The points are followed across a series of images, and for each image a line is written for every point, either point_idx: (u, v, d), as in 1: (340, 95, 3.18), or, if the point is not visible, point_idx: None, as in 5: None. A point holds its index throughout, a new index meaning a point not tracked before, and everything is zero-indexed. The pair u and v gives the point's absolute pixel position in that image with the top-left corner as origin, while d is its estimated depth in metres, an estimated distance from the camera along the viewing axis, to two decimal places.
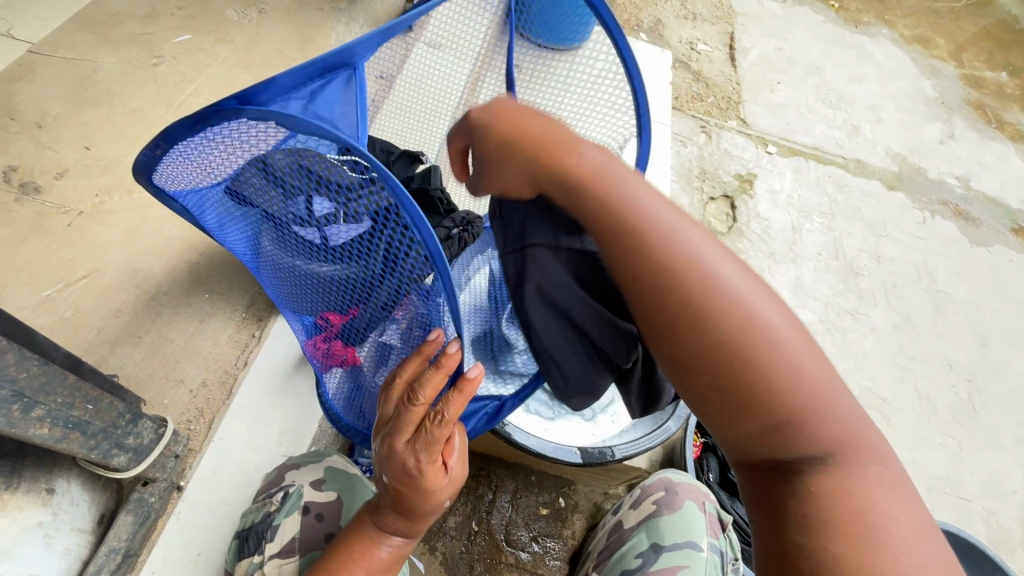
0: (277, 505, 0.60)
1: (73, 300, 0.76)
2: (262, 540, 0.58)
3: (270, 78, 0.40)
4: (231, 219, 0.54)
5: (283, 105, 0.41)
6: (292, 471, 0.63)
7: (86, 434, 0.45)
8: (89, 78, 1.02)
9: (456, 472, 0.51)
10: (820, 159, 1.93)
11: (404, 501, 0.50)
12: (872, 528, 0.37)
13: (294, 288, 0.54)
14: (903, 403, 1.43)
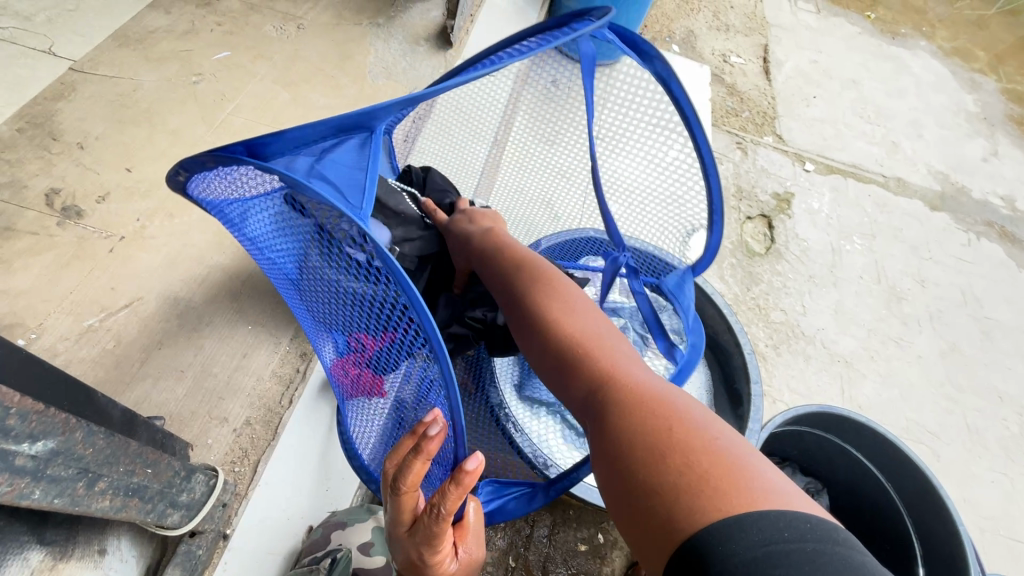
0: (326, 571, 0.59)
1: (115, 331, 0.75)
2: None
3: (280, 133, 0.39)
4: (254, 238, 0.54)
5: (298, 156, 0.42)
6: (340, 532, 0.65)
7: (143, 498, 0.43)
8: (130, 97, 1.01)
9: (464, 551, 0.48)
10: (859, 177, 1.87)
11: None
12: (702, 460, 0.37)
13: (316, 311, 0.54)
14: (952, 436, 1.37)
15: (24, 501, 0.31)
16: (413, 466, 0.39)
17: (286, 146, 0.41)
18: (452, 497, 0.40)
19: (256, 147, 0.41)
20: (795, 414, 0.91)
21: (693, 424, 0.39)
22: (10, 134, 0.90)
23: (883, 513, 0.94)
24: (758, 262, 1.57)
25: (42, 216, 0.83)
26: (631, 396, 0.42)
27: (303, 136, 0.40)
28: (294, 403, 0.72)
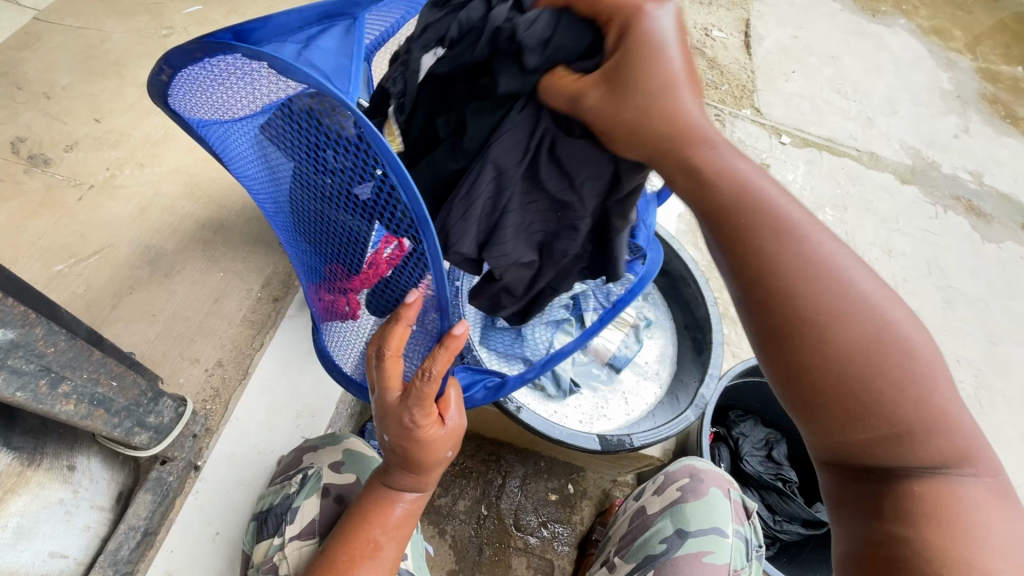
0: (296, 488, 0.58)
1: (85, 276, 0.75)
2: (282, 522, 0.57)
3: (266, 15, 0.37)
4: (245, 158, 0.51)
5: (283, 44, 0.38)
6: (310, 454, 0.62)
7: (110, 411, 0.45)
8: (97, 48, 0.99)
9: (452, 424, 0.47)
10: (834, 151, 1.91)
11: (405, 458, 0.47)
12: (966, 533, 0.38)
13: (309, 238, 0.52)
14: None
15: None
16: (397, 326, 0.39)
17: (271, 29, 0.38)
18: (434, 358, 0.39)
19: (241, 30, 0.37)
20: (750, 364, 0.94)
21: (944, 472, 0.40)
22: None
23: None
24: None
25: (9, 164, 0.83)
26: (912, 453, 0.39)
27: (288, 19, 0.37)
28: (266, 346, 0.74)
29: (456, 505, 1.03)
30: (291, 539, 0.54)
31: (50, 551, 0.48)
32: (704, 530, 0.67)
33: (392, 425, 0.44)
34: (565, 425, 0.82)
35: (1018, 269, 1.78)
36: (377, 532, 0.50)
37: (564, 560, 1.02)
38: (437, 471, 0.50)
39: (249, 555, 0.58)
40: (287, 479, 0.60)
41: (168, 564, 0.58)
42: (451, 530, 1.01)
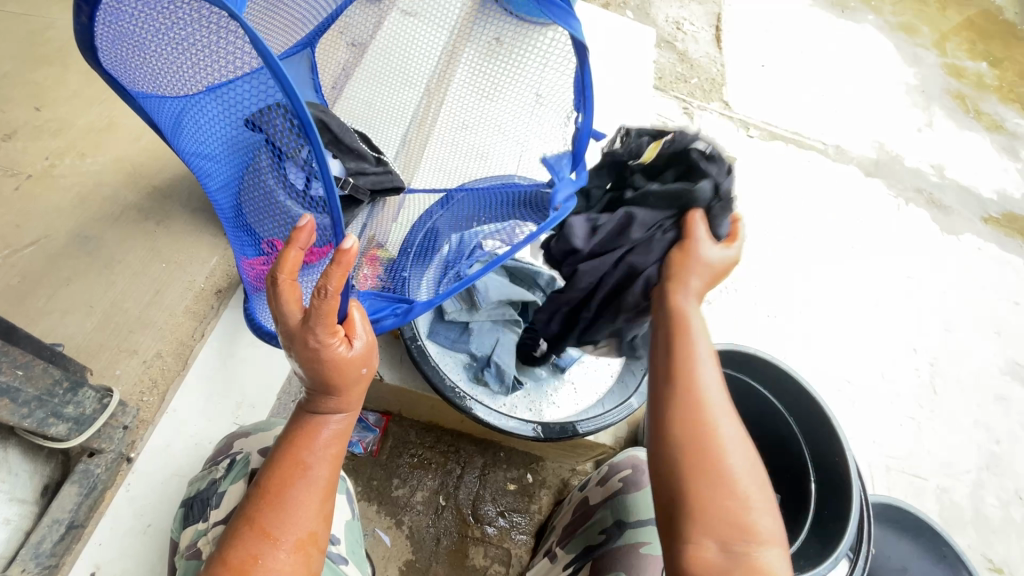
0: (222, 473, 0.54)
1: (19, 267, 0.74)
2: (206, 507, 0.52)
3: None
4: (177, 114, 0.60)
5: None
6: (242, 439, 0.57)
7: (16, 401, 0.44)
8: (40, 34, 0.97)
9: (362, 342, 0.50)
10: (799, 144, 1.94)
11: (321, 382, 0.49)
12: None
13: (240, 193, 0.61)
14: (867, 385, 1.46)
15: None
16: (291, 246, 0.43)
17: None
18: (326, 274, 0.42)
19: None
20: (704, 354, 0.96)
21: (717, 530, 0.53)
22: None
23: (784, 445, 1.01)
24: None
25: None
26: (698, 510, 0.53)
27: None
28: (209, 336, 0.74)
29: (414, 496, 1.03)
30: (213, 524, 0.50)
31: None
32: (643, 521, 0.67)
33: (299, 344, 0.46)
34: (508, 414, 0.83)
35: (975, 260, 1.83)
36: (308, 452, 0.50)
37: (521, 548, 1.03)
38: (359, 386, 0.51)
39: (176, 543, 0.53)
40: (215, 464, 0.55)
41: (97, 556, 0.57)
42: (408, 520, 1.01)
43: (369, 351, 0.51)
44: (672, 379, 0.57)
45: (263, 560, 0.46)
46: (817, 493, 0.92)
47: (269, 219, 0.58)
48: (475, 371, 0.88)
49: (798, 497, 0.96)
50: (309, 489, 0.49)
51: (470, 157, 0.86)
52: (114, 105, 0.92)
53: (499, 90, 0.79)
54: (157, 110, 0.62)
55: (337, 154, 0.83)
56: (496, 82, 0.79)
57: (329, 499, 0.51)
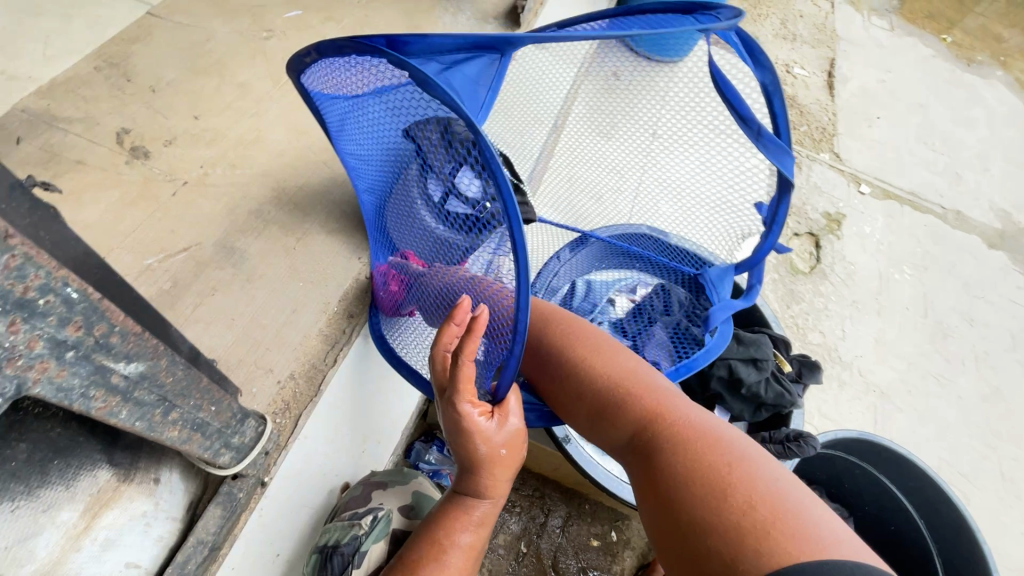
0: (364, 529, 0.63)
1: (172, 272, 0.76)
2: (347, 562, 0.61)
3: (424, 37, 0.52)
4: (353, 125, 0.69)
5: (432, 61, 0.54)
6: (381, 494, 0.68)
7: (205, 434, 0.44)
8: (202, 46, 1.02)
9: (506, 422, 0.56)
10: (916, 205, 1.80)
11: (462, 452, 0.55)
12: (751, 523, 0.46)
13: (395, 218, 0.72)
14: (984, 483, 1.32)
15: (111, 418, 0.34)
16: (450, 321, 0.52)
17: (425, 46, 0.53)
18: (468, 359, 0.51)
19: (398, 43, 0.53)
20: (833, 439, 0.88)
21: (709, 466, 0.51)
22: (88, 72, 0.94)
23: (905, 544, 0.93)
24: (801, 281, 1.53)
25: (113, 154, 0.85)
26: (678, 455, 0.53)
27: (442, 43, 0.52)
28: (338, 363, 0.76)
29: (496, 538, 1.00)
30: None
31: (127, 563, 0.48)
32: None
33: (446, 408, 0.54)
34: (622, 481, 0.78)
35: None
36: (448, 537, 0.57)
37: None
38: (497, 471, 0.57)
39: None
40: (357, 518, 0.64)
41: None
42: (488, 563, 0.98)
43: (511, 434, 0.56)
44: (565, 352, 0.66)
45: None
46: None
47: (410, 232, 0.71)
48: None
49: None
50: (444, 573, 0.56)
51: (598, 191, 0.98)
52: (264, 120, 0.95)
53: (634, 142, 0.87)
54: (331, 111, 0.71)
55: None
56: (632, 137, 0.88)
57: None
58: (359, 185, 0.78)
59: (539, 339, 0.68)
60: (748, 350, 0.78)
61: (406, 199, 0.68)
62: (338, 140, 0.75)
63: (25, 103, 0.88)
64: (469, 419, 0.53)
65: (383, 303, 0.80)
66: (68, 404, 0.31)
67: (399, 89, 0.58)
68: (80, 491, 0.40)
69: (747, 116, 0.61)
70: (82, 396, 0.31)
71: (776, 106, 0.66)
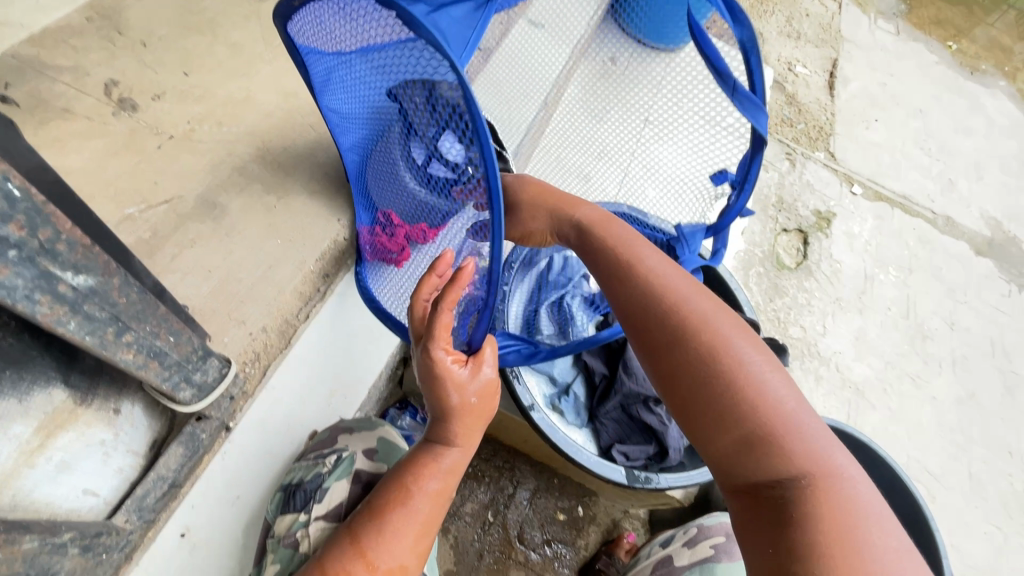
0: (327, 468, 0.67)
1: (152, 222, 0.77)
2: (308, 500, 0.65)
3: None
4: (337, 78, 0.69)
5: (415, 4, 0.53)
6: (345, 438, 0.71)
7: (163, 364, 0.45)
8: (196, 4, 1.02)
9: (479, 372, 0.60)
10: (907, 209, 1.81)
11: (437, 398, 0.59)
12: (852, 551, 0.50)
13: (380, 176, 0.75)
14: (951, 482, 1.34)
15: (59, 326, 0.35)
16: (432, 273, 0.58)
17: None
18: (445, 305, 0.54)
19: None
20: None
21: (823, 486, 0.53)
22: (80, 23, 0.94)
23: None
24: (786, 276, 1.54)
25: (100, 105, 0.86)
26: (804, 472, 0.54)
27: None
28: (311, 319, 0.77)
29: (463, 506, 1.02)
30: (314, 518, 0.63)
31: (84, 489, 0.49)
32: None
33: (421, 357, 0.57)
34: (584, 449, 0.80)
35: None
36: (415, 483, 0.60)
37: None
38: (466, 415, 0.60)
39: (274, 521, 0.66)
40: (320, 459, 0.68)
41: (187, 519, 0.60)
42: (454, 530, 1.00)
43: (482, 381, 0.60)
44: (714, 366, 0.58)
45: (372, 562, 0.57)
46: None
47: (390, 191, 0.75)
48: (554, 395, 0.86)
49: None
50: (410, 512, 0.59)
51: (585, 170, 0.99)
52: (253, 80, 0.96)
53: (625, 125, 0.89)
54: (314, 64, 0.71)
55: None
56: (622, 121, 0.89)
57: (428, 522, 0.61)
58: (342, 143, 0.78)
59: (673, 332, 0.61)
60: None
61: (389, 157, 0.72)
62: (321, 94, 0.75)
63: (15, 49, 0.88)
64: (441, 364, 0.56)
65: (371, 265, 0.84)
66: (12, 303, 0.31)
67: (381, 35, 0.58)
68: (33, 407, 0.41)
69: (724, 71, 0.60)
70: (28, 296, 0.32)
71: (755, 70, 0.62)
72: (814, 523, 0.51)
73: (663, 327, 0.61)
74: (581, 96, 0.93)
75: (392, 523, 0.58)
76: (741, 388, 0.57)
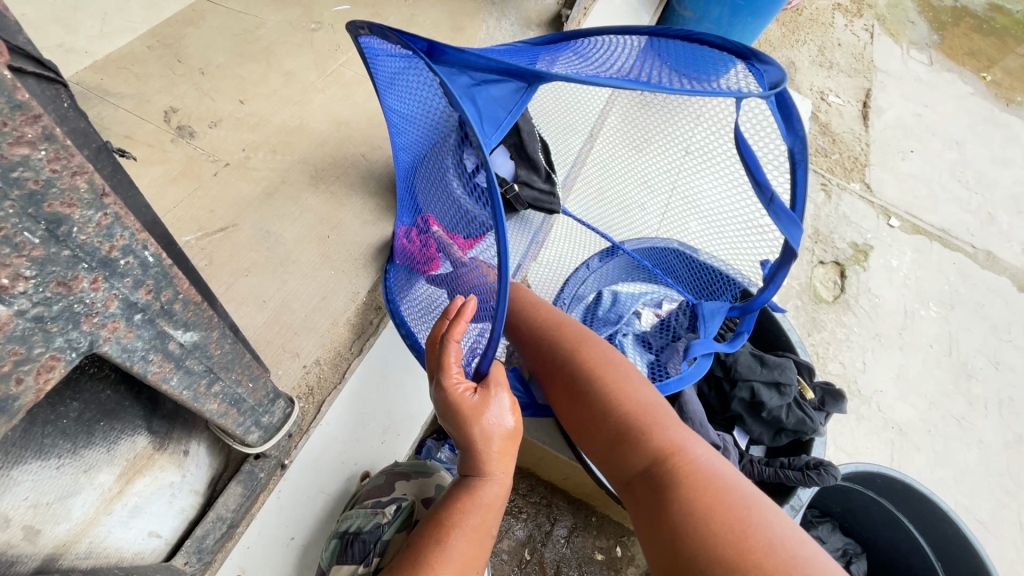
0: (388, 518, 0.61)
1: (208, 250, 0.78)
2: (369, 552, 0.59)
3: (460, 50, 0.50)
4: (395, 88, 0.66)
5: (457, 76, 0.52)
6: (403, 483, 0.66)
7: (240, 411, 0.45)
8: (252, 33, 1.04)
9: (504, 420, 0.52)
10: (946, 243, 1.77)
11: (462, 442, 0.52)
12: (738, 530, 0.47)
13: (423, 189, 0.70)
14: (1002, 531, 1.28)
15: (164, 383, 0.36)
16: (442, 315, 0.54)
17: (460, 60, 0.52)
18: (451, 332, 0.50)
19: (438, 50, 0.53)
20: (861, 473, 0.85)
21: (686, 471, 0.52)
22: (142, 51, 0.96)
23: None
24: (824, 309, 1.51)
25: (159, 132, 0.87)
26: (679, 469, 0.53)
27: (474, 62, 0.50)
28: (364, 353, 0.75)
29: (500, 542, 0.99)
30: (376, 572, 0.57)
31: (150, 532, 0.48)
32: None
33: (435, 398, 0.52)
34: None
35: None
36: (455, 517, 0.52)
37: None
38: (497, 450, 0.52)
39: (327, 571, 0.60)
40: (380, 507, 0.62)
41: (242, 560, 0.59)
42: (491, 567, 0.97)
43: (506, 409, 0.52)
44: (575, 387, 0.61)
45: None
46: None
47: (437, 198, 0.66)
48: None
49: None
50: (446, 562, 0.51)
51: (630, 203, 0.96)
52: (306, 109, 0.97)
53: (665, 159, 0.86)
54: (378, 66, 0.67)
55: (514, 158, 0.94)
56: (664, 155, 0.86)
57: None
58: (398, 147, 0.75)
59: (550, 351, 0.65)
60: (771, 373, 0.76)
61: (436, 171, 0.65)
62: (383, 95, 0.71)
63: (80, 76, 0.90)
64: (453, 395, 0.50)
65: (398, 278, 0.77)
66: (130, 365, 0.33)
67: (429, 84, 0.56)
68: (118, 455, 0.41)
69: (763, 182, 0.61)
70: (143, 357, 0.34)
71: (799, 176, 0.62)
72: (680, 496, 0.51)
73: (546, 359, 0.65)
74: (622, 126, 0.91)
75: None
76: (610, 390, 0.59)
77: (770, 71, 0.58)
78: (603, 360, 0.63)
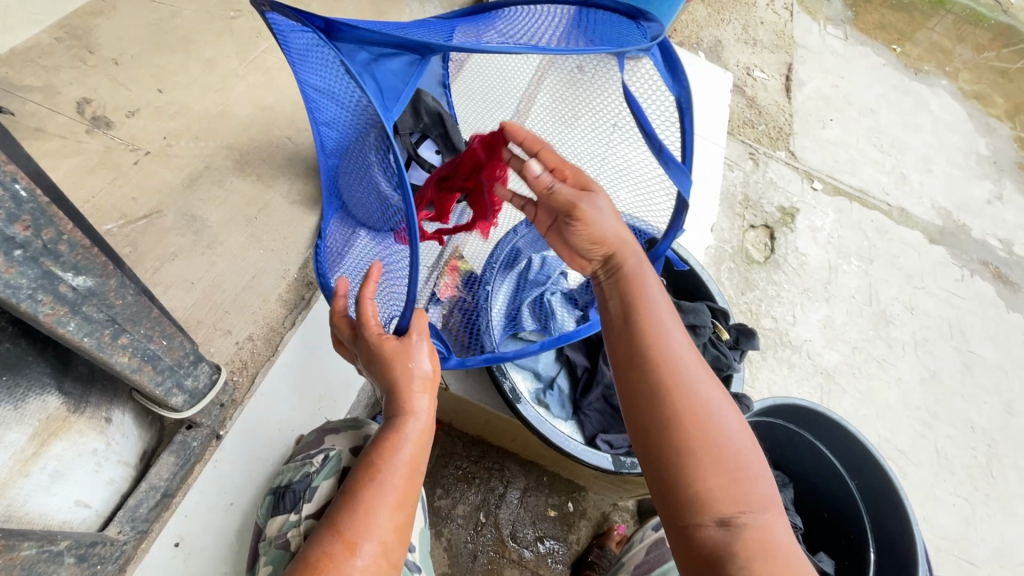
0: (316, 467, 0.62)
1: (132, 237, 0.77)
2: (299, 500, 0.60)
3: (353, 27, 0.55)
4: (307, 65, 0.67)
5: (356, 50, 0.57)
6: (332, 436, 0.66)
7: (156, 368, 0.48)
8: (167, 22, 1.03)
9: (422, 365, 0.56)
10: (865, 202, 1.91)
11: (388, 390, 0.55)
12: None
13: (348, 172, 0.73)
14: (920, 458, 1.40)
15: (60, 326, 0.38)
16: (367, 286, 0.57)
17: (355, 36, 0.56)
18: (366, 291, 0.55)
19: (332, 26, 0.55)
20: (774, 407, 0.94)
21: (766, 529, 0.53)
22: (50, 43, 0.94)
23: (831, 503, 0.97)
24: (755, 269, 1.60)
25: (73, 123, 0.86)
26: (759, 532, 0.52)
27: (367, 38, 0.55)
28: (298, 326, 0.76)
29: (455, 509, 1.03)
30: (306, 517, 0.58)
31: (76, 501, 0.49)
32: None
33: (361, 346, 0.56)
34: (569, 442, 0.78)
35: None
36: (382, 458, 0.54)
37: None
38: (415, 389, 0.55)
39: (264, 528, 0.61)
40: (308, 458, 0.63)
41: (181, 528, 0.60)
42: (447, 532, 1.01)
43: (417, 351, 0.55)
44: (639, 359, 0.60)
45: (350, 559, 0.51)
46: (877, 563, 0.86)
47: (362, 179, 0.69)
48: (537, 391, 0.84)
49: (853, 564, 0.90)
50: (380, 497, 0.53)
51: None
52: (228, 96, 0.97)
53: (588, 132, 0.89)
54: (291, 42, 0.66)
55: (439, 147, 0.99)
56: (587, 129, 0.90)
57: (400, 518, 0.55)
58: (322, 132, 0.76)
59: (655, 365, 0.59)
60: (687, 317, 0.82)
61: (354, 159, 0.69)
62: (298, 69, 0.70)
63: None
64: (373, 341, 0.54)
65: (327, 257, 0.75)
66: (17, 303, 0.35)
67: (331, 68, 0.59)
68: (28, 415, 0.42)
69: (649, 134, 0.69)
70: (31, 297, 0.35)
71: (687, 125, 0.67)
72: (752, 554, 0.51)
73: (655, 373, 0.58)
74: (551, 104, 0.94)
75: (360, 517, 0.52)
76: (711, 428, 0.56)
77: (653, 27, 0.63)
78: (681, 368, 0.60)
